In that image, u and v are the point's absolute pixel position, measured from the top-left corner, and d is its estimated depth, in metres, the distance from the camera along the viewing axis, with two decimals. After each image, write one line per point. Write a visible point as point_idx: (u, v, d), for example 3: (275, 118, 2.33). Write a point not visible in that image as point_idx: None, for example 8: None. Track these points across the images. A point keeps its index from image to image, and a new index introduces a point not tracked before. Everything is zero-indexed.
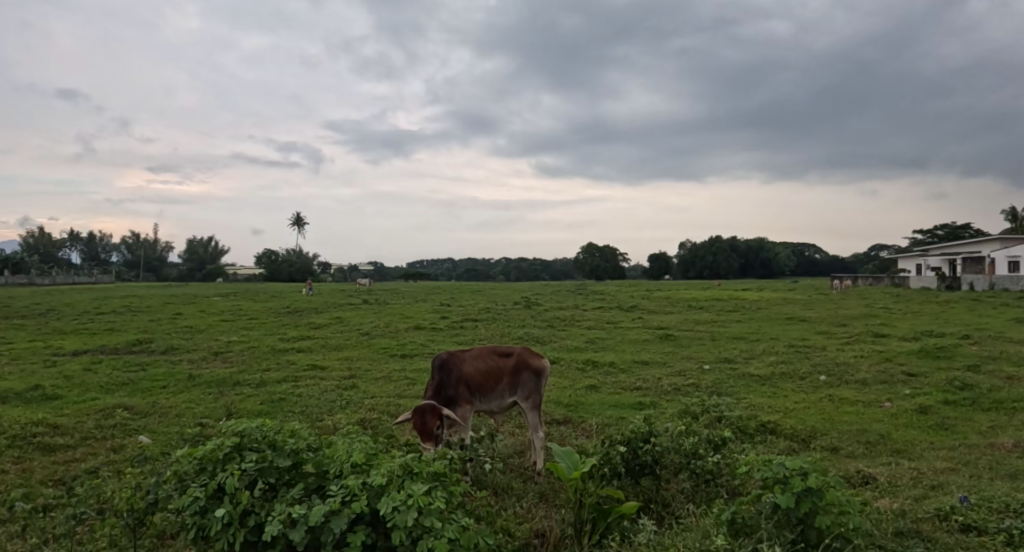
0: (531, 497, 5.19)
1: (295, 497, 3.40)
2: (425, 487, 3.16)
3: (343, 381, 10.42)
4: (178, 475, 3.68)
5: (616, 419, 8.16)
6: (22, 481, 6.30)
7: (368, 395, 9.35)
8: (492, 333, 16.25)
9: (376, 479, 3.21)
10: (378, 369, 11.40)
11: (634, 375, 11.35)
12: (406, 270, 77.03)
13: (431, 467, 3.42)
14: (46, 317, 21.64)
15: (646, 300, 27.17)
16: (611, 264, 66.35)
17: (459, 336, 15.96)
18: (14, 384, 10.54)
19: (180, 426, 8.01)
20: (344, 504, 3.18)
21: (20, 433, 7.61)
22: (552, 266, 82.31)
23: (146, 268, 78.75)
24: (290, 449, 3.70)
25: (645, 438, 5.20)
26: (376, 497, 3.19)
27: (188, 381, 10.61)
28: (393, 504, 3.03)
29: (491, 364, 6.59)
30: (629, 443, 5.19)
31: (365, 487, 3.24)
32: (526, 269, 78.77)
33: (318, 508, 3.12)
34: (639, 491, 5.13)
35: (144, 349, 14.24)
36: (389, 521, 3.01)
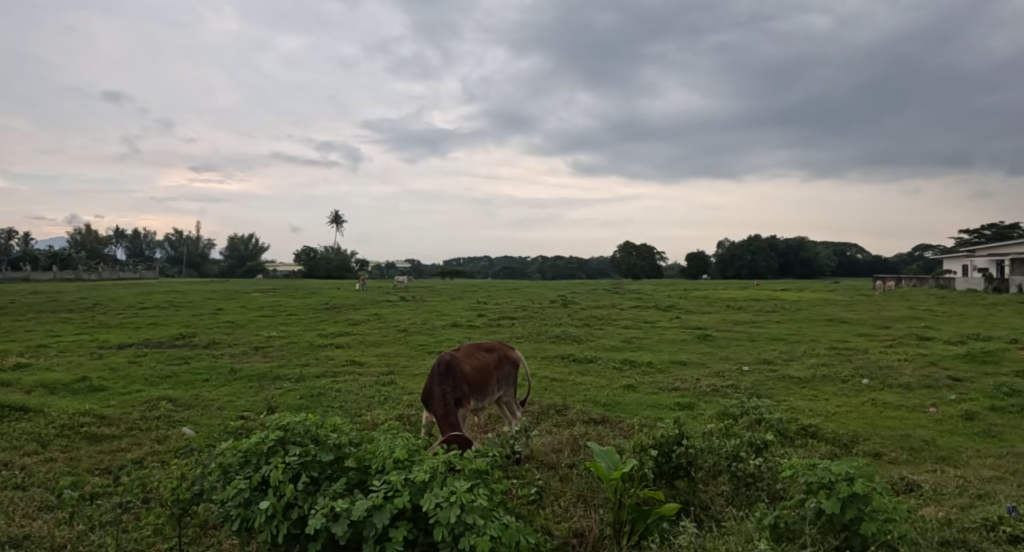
0: (569, 496, 5.14)
1: (339, 491, 3.42)
2: (468, 485, 3.16)
3: (383, 376, 10.52)
4: (223, 467, 3.77)
5: (655, 419, 8.10)
6: (71, 469, 6.52)
7: (406, 391, 9.42)
8: (529, 331, 16.23)
9: (418, 475, 3.21)
10: (417, 365, 11.53)
11: (673, 375, 11.21)
12: (440, 270, 77.28)
13: (475, 464, 3.42)
14: (96, 311, 22.37)
15: (683, 299, 26.81)
16: (648, 263, 65.73)
17: (496, 334, 15.91)
18: (63, 375, 10.92)
19: (223, 419, 8.19)
20: (387, 499, 3.20)
21: (70, 423, 7.89)
22: (588, 265, 82.02)
23: (188, 264, 81.01)
24: (333, 443, 3.73)
25: (678, 440, 5.08)
26: (419, 493, 3.20)
27: (229, 374, 10.89)
28: (436, 500, 3.05)
29: (481, 360, 7.19)
30: (661, 447, 5.07)
31: (407, 482, 3.25)
32: (562, 267, 78.64)
33: (361, 502, 3.14)
34: (674, 494, 4.96)
35: (187, 343, 14.61)
36: (432, 517, 3.03)
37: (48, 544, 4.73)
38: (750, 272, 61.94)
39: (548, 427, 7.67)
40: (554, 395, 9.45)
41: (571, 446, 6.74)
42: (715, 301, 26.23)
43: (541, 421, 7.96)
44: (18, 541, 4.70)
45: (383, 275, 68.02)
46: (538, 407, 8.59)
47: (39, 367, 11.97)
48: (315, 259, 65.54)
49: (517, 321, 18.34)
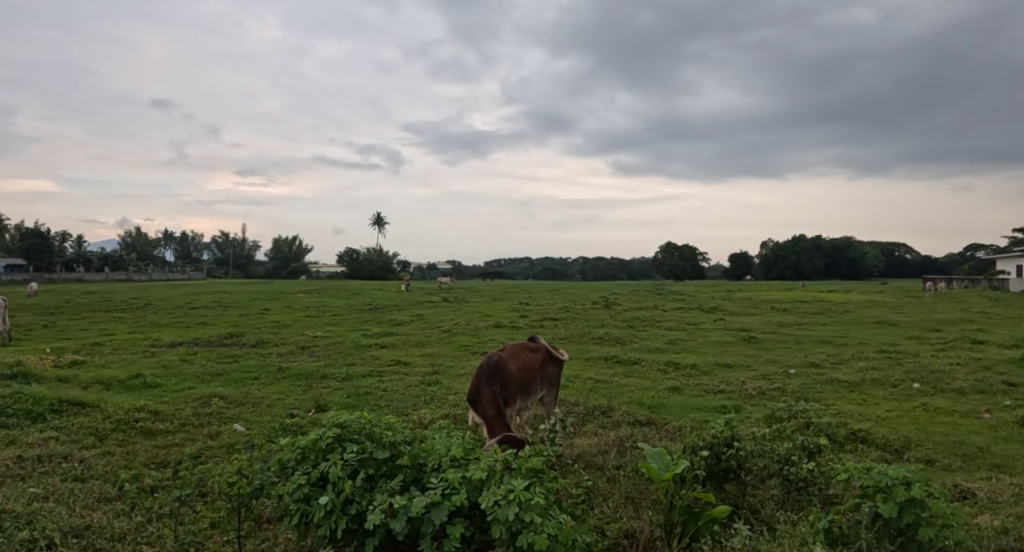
0: (618, 498, 5.15)
1: (395, 488, 3.50)
2: (525, 483, 3.21)
3: (428, 376, 10.65)
4: (282, 462, 3.88)
5: (701, 422, 8.03)
6: (129, 462, 6.77)
7: (451, 391, 9.53)
8: (572, 332, 16.22)
9: (476, 473, 3.28)
10: (461, 366, 11.65)
11: (718, 377, 11.09)
12: (479, 271, 77.64)
13: (530, 463, 3.47)
14: (148, 310, 23.14)
15: (725, 301, 26.44)
16: (690, 264, 64.89)
17: (539, 335, 15.93)
18: (119, 372, 11.33)
19: (273, 416, 8.42)
20: (444, 496, 3.26)
21: (126, 418, 8.19)
22: (629, 266, 81.43)
23: (234, 266, 83.12)
24: (388, 441, 3.82)
25: (730, 442, 5.07)
26: (476, 491, 3.26)
27: (277, 373, 11.15)
28: (494, 498, 3.10)
29: (525, 359, 7.25)
30: (712, 448, 5.06)
31: (464, 480, 3.32)
32: (604, 269, 78.24)
33: (420, 499, 3.21)
34: (726, 496, 4.99)
35: (236, 342, 15.02)
36: (490, 515, 3.07)
37: (110, 534, 4.86)
38: (794, 273, 60.60)
39: (594, 428, 7.67)
40: (599, 396, 9.44)
41: (618, 447, 6.75)
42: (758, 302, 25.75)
43: (587, 422, 7.96)
44: (80, 530, 4.88)
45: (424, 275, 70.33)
46: (583, 409, 8.59)
47: (96, 364, 12.48)
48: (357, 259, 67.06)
49: (560, 321, 18.36)
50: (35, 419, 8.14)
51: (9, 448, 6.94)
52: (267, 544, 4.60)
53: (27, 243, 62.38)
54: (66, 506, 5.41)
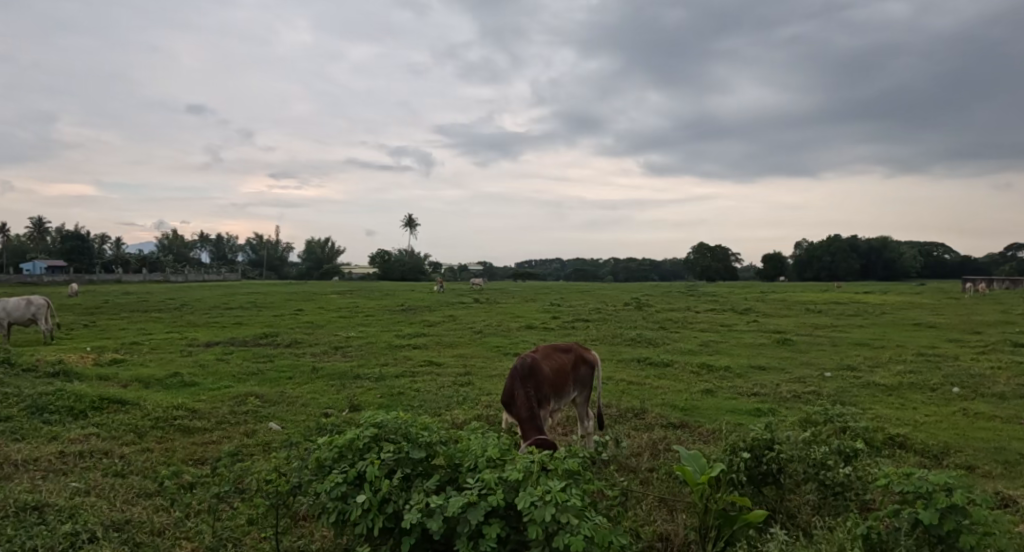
0: (652, 501, 5.16)
1: (431, 488, 3.54)
2: (561, 484, 3.23)
3: (460, 377, 10.73)
4: (319, 460, 3.95)
5: (736, 426, 7.96)
6: (167, 458, 6.95)
7: (483, 392, 9.58)
8: (604, 333, 16.17)
9: (512, 474, 3.31)
10: (493, 367, 11.70)
11: (752, 380, 10.95)
12: (509, 273, 77.74)
13: (566, 465, 3.50)
14: (185, 311, 23.69)
15: (759, 302, 26.04)
16: (722, 265, 64.09)
17: (570, 336, 15.92)
18: (158, 371, 11.64)
19: (308, 415, 8.57)
20: (481, 496, 3.30)
21: (165, 416, 8.40)
22: (661, 267, 80.76)
23: (268, 267, 84.62)
24: (424, 441, 3.86)
25: (770, 444, 4.98)
26: (511, 491, 3.30)
27: (312, 373, 11.33)
28: (531, 499, 3.12)
29: (558, 361, 7.27)
30: (751, 450, 4.99)
31: (500, 481, 3.36)
32: (636, 270, 77.69)
33: (457, 499, 3.25)
34: (763, 500, 4.96)
35: (271, 342, 15.30)
36: (527, 516, 3.10)
37: (150, 529, 5.00)
38: (829, 274, 59.41)
39: (627, 430, 7.65)
40: (631, 398, 9.40)
41: (652, 450, 6.74)
42: (793, 304, 25.31)
43: (620, 424, 7.94)
44: (121, 524, 5.02)
45: (458, 275, 72.35)
46: (616, 411, 8.56)
47: (136, 362, 12.84)
48: (390, 259, 68.30)
49: (592, 323, 18.29)
50: (78, 415, 8.41)
51: (53, 443, 7.18)
52: (303, 541, 4.71)
53: (71, 246, 64.47)
54: (107, 500, 5.58)
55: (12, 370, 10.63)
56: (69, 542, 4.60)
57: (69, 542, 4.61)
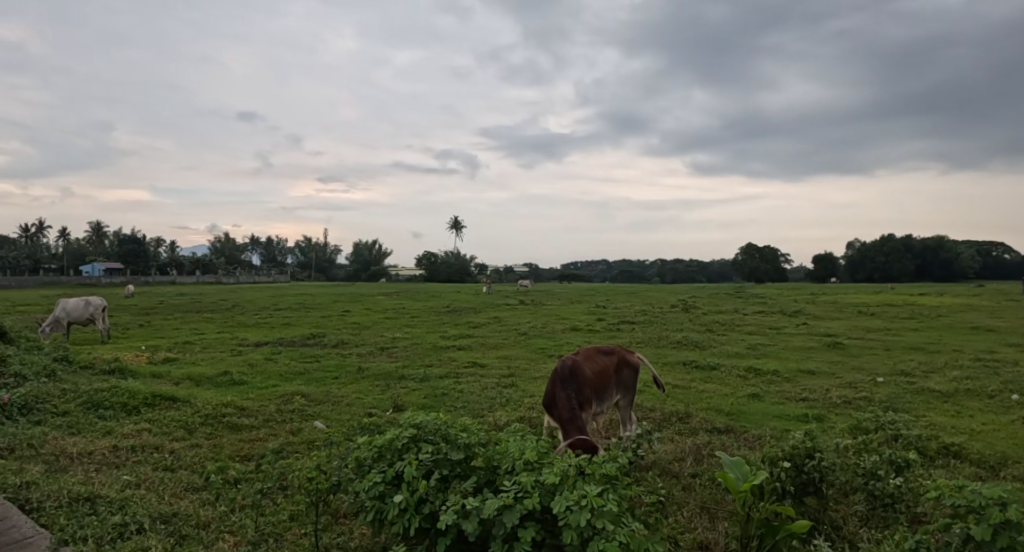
0: (693, 508, 5.13)
1: (468, 490, 3.54)
2: (598, 489, 3.19)
3: (504, 378, 10.76)
4: (359, 459, 4.00)
5: (784, 432, 7.77)
6: (215, 454, 7.15)
7: (526, 394, 9.58)
8: (649, 336, 15.98)
9: (548, 477, 3.29)
10: (536, 368, 11.69)
11: (801, 384, 10.64)
12: (552, 275, 77.64)
13: (604, 469, 3.46)
14: (236, 311, 24.40)
15: (809, 305, 25.31)
16: (771, 266, 62.66)
17: (616, 338, 15.78)
18: (209, 370, 12.00)
19: (352, 415, 8.70)
20: (517, 500, 3.28)
21: (214, 413, 8.65)
22: (707, 268, 79.44)
23: (317, 269, 86.62)
24: (463, 442, 3.87)
25: (811, 453, 4.74)
26: (548, 495, 3.27)
27: (357, 373, 11.52)
28: (567, 503, 3.08)
29: (600, 363, 7.21)
30: (791, 460, 4.76)
31: (536, 484, 3.34)
32: (681, 272, 76.60)
33: (492, 501, 3.23)
34: (805, 510, 4.73)
35: (318, 342, 15.63)
36: (563, 520, 3.06)
37: (196, 522, 5.14)
38: (883, 275, 57.45)
39: (670, 434, 7.53)
40: (677, 401, 9.25)
41: (695, 455, 6.62)
42: (844, 306, 24.56)
43: (664, 428, 7.83)
44: (168, 517, 5.18)
45: (503, 275, 73.79)
46: (660, 414, 8.44)
47: (189, 361, 13.27)
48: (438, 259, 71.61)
49: (637, 325, 18.08)
50: (130, 411, 8.71)
51: (107, 437, 7.46)
52: (343, 538, 4.78)
53: (129, 250, 67.21)
54: (156, 493, 5.77)
55: (71, 367, 11.10)
56: (118, 532, 4.78)
57: (118, 532, 4.79)
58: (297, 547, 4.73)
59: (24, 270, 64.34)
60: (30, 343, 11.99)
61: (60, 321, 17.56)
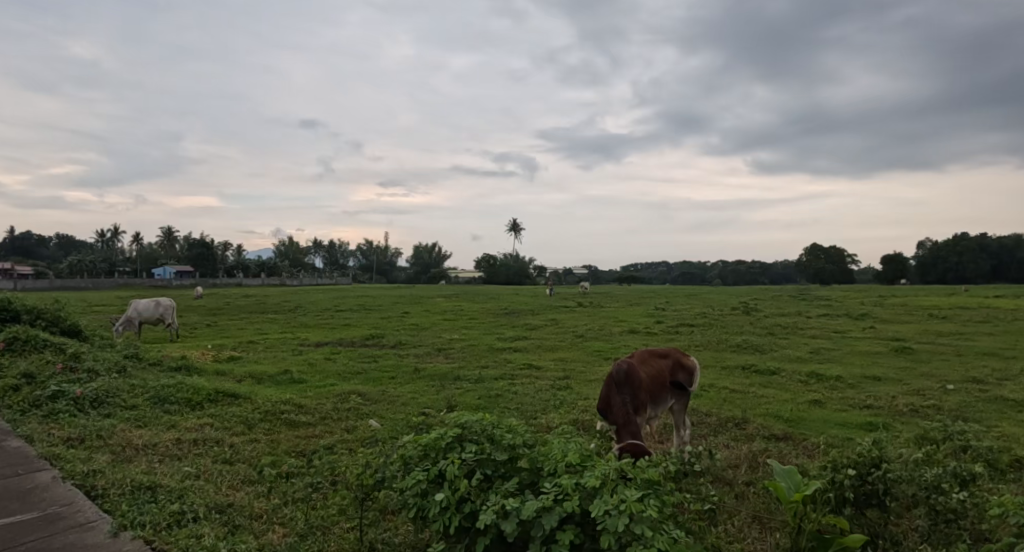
0: (744, 517, 5.23)
1: (510, 490, 3.59)
2: (638, 494, 3.24)
3: (558, 381, 10.82)
4: (404, 457, 4.11)
5: (844, 441, 7.57)
6: (272, 449, 7.48)
7: (579, 396, 9.61)
8: (708, 339, 15.71)
9: (589, 481, 3.35)
10: (592, 371, 11.69)
11: (865, 391, 10.28)
12: (609, 277, 77.01)
13: (646, 475, 3.51)
14: (298, 313, 25.22)
15: (878, 308, 24.29)
16: (837, 267, 60.41)
17: (673, 341, 15.57)
18: (272, 368, 12.50)
19: (407, 414, 8.92)
20: (556, 502, 3.36)
21: (274, 410, 9.04)
22: (770, 270, 77.23)
23: (378, 272, 88.56)
24: (507, 443, 3.95)
25: (877, 463, 4.61)
26: (589, 498, 3.34)
27: (414, 373, 11.79)
28: (605, 507, 3.15)
29: (655, 367, 7.20)
30: (856, 469, 4.61)
31: (578, 487, 3.40)
32: (743, 274, 74.69)
33: (531, 502, 3.31)
34: (864, 524, 4.58)
35: (376, 343, 16.05)
36: (601, 524, 3.14)
37: (249, 512, 5.40)
38: (958, 276, 54.57)
39: (725, 440, 7.44)
40: (732, 407, 9.11)
41: (750, 462, 6.62)
42: (915, 309, 23.44)
43: (719, 433, 7.74)
44: (223, 507, 5.47)
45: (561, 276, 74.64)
46: (716, 419, 8.33)
47: (253, 360, 13.84)
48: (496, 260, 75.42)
49: (696, 328, 17.78)
50: (195, 406, 9.19)
51: (172, 431, 7.89)
52: (388, 533, 4.90)
53: (197, 253, 70.15)
54: (214, 484, 6.08)
55: (142, 364, 11.76)
56: (175, 519, 5.07)
57: (175, 519, 5.09)
58: (343, 540, 4.91)
59: (102, 272, 68.05)
60: (105, 340, 12.79)
61: (132, 320, 18.61)
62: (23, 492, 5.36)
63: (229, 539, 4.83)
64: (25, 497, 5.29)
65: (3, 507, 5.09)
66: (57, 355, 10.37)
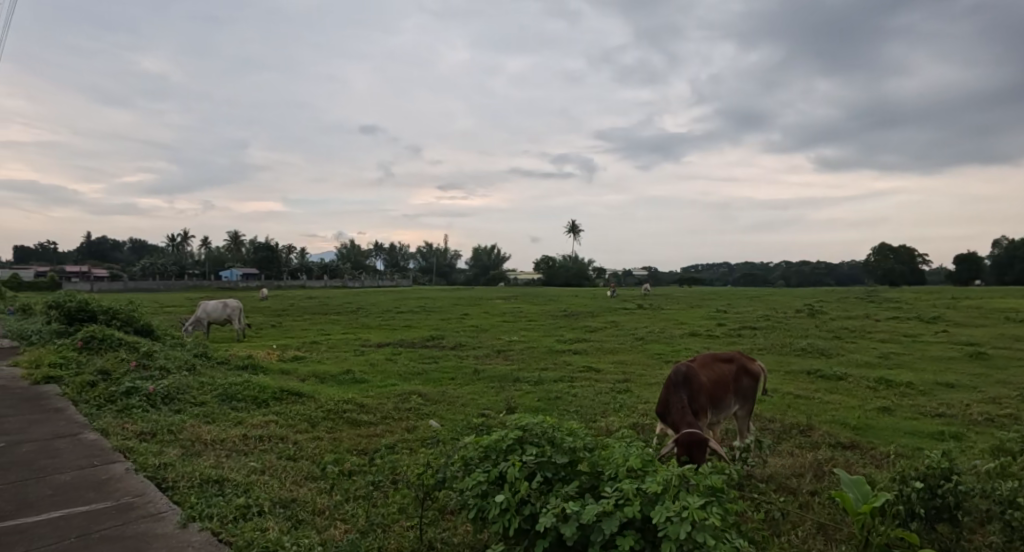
0: (809, 527, 5.07)
1: (570, 494, 3.55)
2: (701, 501, 3.16)
3: (618, 384, 10.71)
4: (465, 458, 4.10)
5: (916, 450, 7.21)
6: (335, 447, 7.63)
7: (639, 400, 9.48)
8: (772, 342, 15.27)
9: (651, 486, 3.28)
10: (652, 375, 11.51)
11: (939, 399, 9.77)
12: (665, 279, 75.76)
13: (709, 481, 3.41)
14: (359, 314, 25.81)
15: (953, 310, 23.05)
16: (908, 268, 57.69)
17: (736, 345, 15.15)
18: (336, 368, 12.81)
19: (466, 415, 9.00)
20: (617, 507, 3.31)
21: (337, 408, 9.28)
22: (837, 271, 74.35)
23: (439, 273, 89.56)
24: (568, 447, 3.90)
25: (949, 475, 4.35)
26: (650, 504, 3.27)
27: (473, 374, 11.89)
28: (667, 514, 3.09)
29: (717, 371, 7.02)
30: (926, 480, 4.39)
31: (639, 492, 3.34)
32: (808, 275, 72.17)
33: (592, 506, 3.27)
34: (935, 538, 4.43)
35: (436, 344, 16.26)
36: (662, 531, 3.07)
37: (312, 508, 5.53)
38: None
39: (789, 448, 7.18)
40: (797, 413, 8.81)
41: (815, 471, 6.38)
42: (993, 312, 22.16)
43: (783, 441, 7.47)
44: (287, 502, 5.62)
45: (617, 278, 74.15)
46: (779, 426, 8.06)
47: (317, 360, 14.23)
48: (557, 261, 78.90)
49: (760, 331, 17.27)
50: (261, 404, 9.50)
51: (239, 427, 8.18)
52: (447, 533, 4.93)
53: (263, 256, 72.54)
54: (278, 480, 6.26)
55: (212, 362, 12.25)
56: (241, 513, 5.23)
57: (241, 513, 5.25)
58: (403, 537, 4.96)
59: (174, 275, 71.23)
60: (176, 339, 13.37)
61: (201, 320, 19.39)
62: (100, 482, 5.65)
63: (293, 533, 4.95)
64: (101, 487, 5.57)
65: (80, 496, 5.38)
66: (131, 354, 10.89)
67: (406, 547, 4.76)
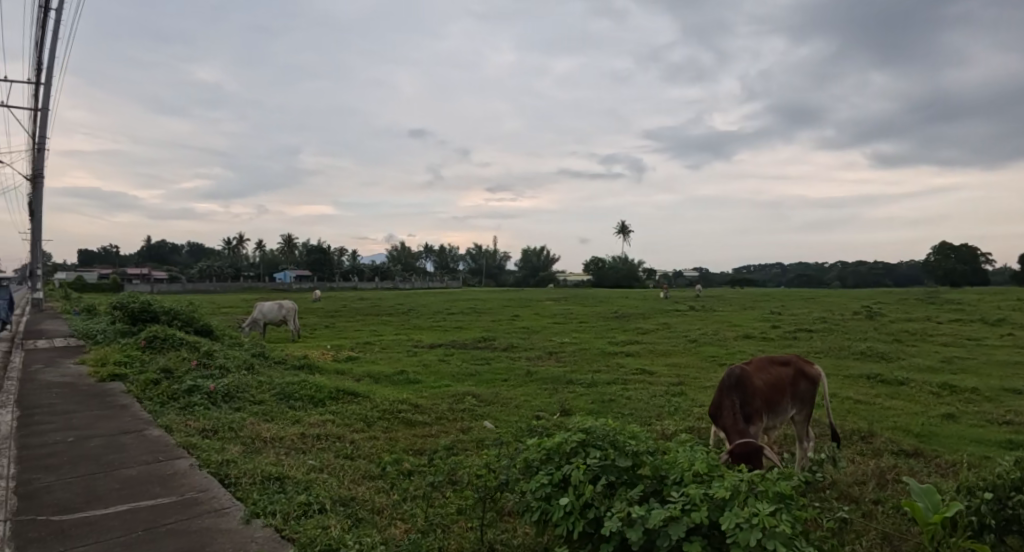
0: (873, 537, 4.93)
1: (635, 498, 3.51)
2: (770, 508, 3.08)
3: (673, 387, 10.57)
4: (528, 460, 4.11)
5: (985, 460, 6.90)
6: (392, 447, 7.75)
7: (694, 403, 9.34)
8: (830, 345, 14.83)
9: (718, 492, 3.23)
10: (707, 378, 11.32)
11: (1008, 406, 9.31)
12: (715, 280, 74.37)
13: (777, 487, 3.32)
14: (410, 315, 26.14)
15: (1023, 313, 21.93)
16: (972, 267, 55.23)
17: (791, 348, 14.75)
18: (389, 369, 13.00)
19: (520, 416, 9.02)
20: (683, 512, 3.26)
21: (392, 408, 9.42)
22: (896, 271, 71.71)
23: (486, 273, 89.89)
24: (631, 450, 3.86)
25: (1019, 487, 4.14)
26: (717, 510, 3.21)
27: (525, 376, 11.90)
28: (737, 520, 3.02)
29: (773, 374, 6.86)
30: (995, 491, 4.18)
31: (706, 498, 3.29)
32: (865, 275, 69.77)
33: (657, 511, 3.22)
34: None
35: (488, 345, 16.34)
36: (732, 537, 3.01)
37: (371, 507, 5.61)
38: None
39: (850, 454, 6.97)
40: (858, 419, 8.53)
41: (878, 479, 6.17)
42: None
43: (844, 447, 7.26)
44: (347, 500, 5.72)
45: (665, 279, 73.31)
46: (839, 431, 7.83)
47: (371, 360, 14.47)
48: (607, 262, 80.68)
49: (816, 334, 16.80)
50: (317, 403, 9.70)
51: (296, 425, 8.38)
52: (506, 535, 4.95)
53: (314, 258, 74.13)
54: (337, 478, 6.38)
55: (269, 362, 12.58)
56: (303, 510, 5.35)
57: (303, 510, 5.37)
58: (463, 537, 4.99)
59: (229, 276, 73.48)
60: (235, 339, 13.77)
61: (258, 320, 19.93)
62: (165, 478, 5.86)
63: (354, 531, 5.03)
64: (166, 482, 5.77)
65: (147, 490, 5.59)
66: (193, 353, 11.27)
67: (467, 547, 4.79)
